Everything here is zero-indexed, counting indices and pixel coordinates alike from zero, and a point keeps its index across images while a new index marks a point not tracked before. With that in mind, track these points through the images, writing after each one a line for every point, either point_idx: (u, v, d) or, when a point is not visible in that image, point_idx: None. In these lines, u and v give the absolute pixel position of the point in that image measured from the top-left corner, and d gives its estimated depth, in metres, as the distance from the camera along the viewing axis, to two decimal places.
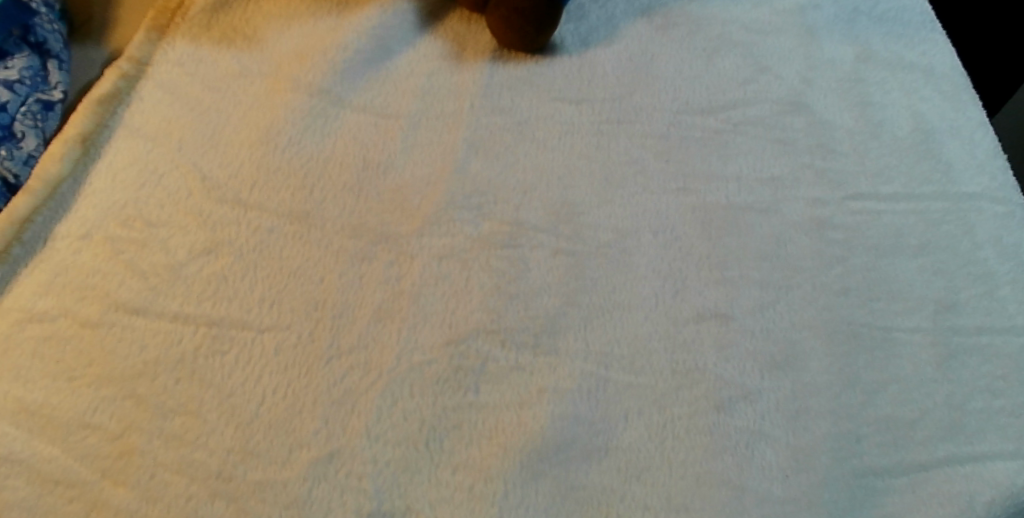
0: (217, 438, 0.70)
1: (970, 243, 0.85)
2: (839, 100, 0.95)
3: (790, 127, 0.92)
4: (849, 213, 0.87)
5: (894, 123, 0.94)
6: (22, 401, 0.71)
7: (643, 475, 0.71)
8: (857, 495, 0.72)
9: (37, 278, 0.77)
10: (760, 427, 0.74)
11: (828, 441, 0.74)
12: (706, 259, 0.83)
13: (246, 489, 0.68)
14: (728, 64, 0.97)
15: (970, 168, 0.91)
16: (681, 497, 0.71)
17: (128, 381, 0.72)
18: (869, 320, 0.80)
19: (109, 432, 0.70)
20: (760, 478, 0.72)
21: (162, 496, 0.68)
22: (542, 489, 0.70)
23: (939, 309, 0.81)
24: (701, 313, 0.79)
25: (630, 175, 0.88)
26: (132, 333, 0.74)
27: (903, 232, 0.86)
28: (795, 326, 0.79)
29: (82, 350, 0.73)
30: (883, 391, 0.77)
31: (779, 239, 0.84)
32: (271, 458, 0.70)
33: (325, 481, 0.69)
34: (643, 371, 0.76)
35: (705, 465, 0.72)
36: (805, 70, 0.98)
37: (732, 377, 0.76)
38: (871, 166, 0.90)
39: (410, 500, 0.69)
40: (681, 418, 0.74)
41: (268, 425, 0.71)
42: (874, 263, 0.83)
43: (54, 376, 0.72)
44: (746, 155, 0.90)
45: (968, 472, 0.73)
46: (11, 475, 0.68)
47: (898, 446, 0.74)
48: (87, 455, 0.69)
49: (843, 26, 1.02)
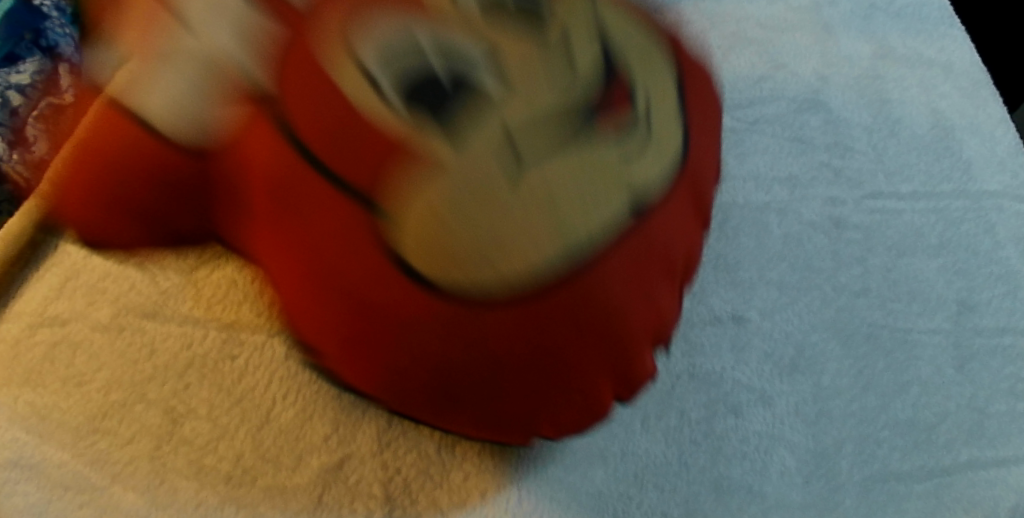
0: (226, 444, 0.70)
1: (992, 242, 0.84)
2: (856, 97, 0.93)
3: (806, 126, 0.91)
4: (866, 212, 0.85)
5: (913, 120, 0.92)
6: (33, 406, 0.71)
7: (660, 481, 0.70)
8: (879, 501, 0.71)
9: (48, 282, 0.76)
10: (778, 431, 0.73)
11: (851, 444, 0.73)
12: (721, 260, 0.81)
13: (257, 495, 0.68)
14: (743, 61, 0.95)
15: (992, 165, 0.89)
16: (700, 504, 0.70)
17: (138, 386, 0.72)
18: (889, 322, 0.79)
19: (119, 438, 0.70)
20: (780, 484, 0.71)
21: (170, 503, 0.68)
22: (556, 495, 0.69)
23: (961, 309, 0.80)
24: (718, 316, 0.78)
25: None
26: (143, 337, 0.74)
27: (923, 231, 0.84)
28: (813, 329, 0.78)
29: (94, 353, 0.73)
30: (903, 393, 0.75)
31: (797, 239, 0.83)
32: (281, 464, 0.69)
33: (335, 487, 0.69)
34: (659, 375, 0.75)
35: (723, 470, 0.71)
36: (822, 68, 0.96)
37: (750, 380, 0.75)
38: (890, 164, 0.88)
39: (422, 506, 0.68)
40: (698, 422, 0.73)
41: (279, 431, 0.70)
42: (893, 263, 0.82)
43: (65, 380, 0.72)
44: (762, 154, 0.88)
45: (992, 477, 0.72)
46: (22, 481, 0.68)
47: (920, 451, 0.73)
48: (98, 460, 0.69)
49: (860, 22, 1.00)
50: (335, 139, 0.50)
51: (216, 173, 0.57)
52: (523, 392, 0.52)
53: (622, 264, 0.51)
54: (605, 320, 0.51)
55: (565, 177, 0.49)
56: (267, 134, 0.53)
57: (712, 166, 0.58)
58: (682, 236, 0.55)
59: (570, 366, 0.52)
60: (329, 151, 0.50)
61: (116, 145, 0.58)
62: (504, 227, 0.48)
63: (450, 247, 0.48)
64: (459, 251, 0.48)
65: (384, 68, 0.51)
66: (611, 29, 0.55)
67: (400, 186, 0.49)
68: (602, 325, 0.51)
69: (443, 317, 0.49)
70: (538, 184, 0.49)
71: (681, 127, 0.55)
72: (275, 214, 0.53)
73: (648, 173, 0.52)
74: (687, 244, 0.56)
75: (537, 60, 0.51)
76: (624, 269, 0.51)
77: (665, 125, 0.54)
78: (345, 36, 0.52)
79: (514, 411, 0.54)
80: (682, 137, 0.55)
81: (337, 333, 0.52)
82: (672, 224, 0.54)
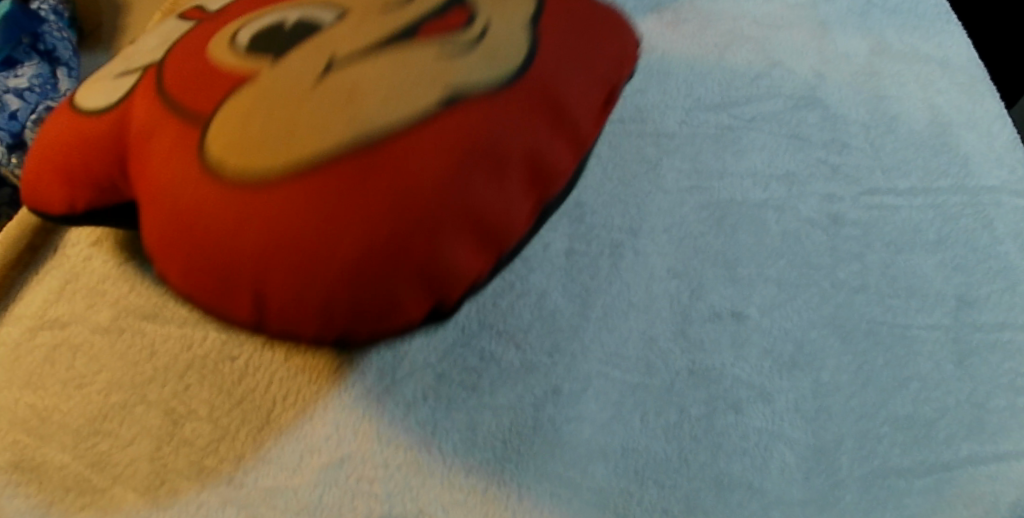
0: (227, 446, 0.70)
1: (990, 237, 0.84)
2: (854, 93, 0.93)
3: (804, 123, 0.90)
4: (864, 209, 0.85)
5: (911, 116, 0.92)
6: (33, 408, 0.72)
7: (659, 478, 0.71)
8: (878, 497, 0.72)
9: (48, 285, 0.77)
10: (777, 427, 0.73)
11: (850, 441, 0.73)
12: (720, 257, 0.81)
13: (258, 496, 0.69)
14: (740, 59, 0.95)
15: (989, 160, 0.89)
16: (700, 500, 0.71)
17: (139, 388, 0.72)
18: (888, 318, 0.79)
19: (120, 439, 0.70)
20: (779, 480, 0.72)
21: (172, 504, 0.69)
22: (557, 491, 0.70)
23: (960, 305, 0.80)
24: (717, 313, 0.78)
25: (641, 174, 0.86)
26: (143, 339, 0.74)
27: (921, 227, 0.84)
28: (812, 325, 0.78)
29: (94, 355, 0.73)
30: (903, 389, 0.75)
31: (795, 235, 0.83)
32: (282, 464, 0.70)
33: (336, 486, 0.69)
34: (658, 372, 0.75)
35: (723, 466, 0.72)
36: (819, 65, 0.95)
37: (749, 377, 0.75)
38: (888, 160, 0.88)
39: (422, 503, 0.69)
40: (699, 419, 0.73)
41: (280, 432, 0.71)
42: (891, 259, 0.82)
43: (64, 382, 0.72)
44: (760, 151, 0.88)
45: (993, 472, 0.73)
46: (24, 483, 0.70)
47: (919, 446, 0.73)
48: (99, 462, 0.70)
49: (857, 19, 1.00)
50: (205, 89, 0.68)
51: (124, 126, 0.71)
52: (388, 289, 0.63)
53: (437, 133, 0.64)
54: (476, 138, 0.65)
55: (383, 89, 0.65)
56: (151, 94, 0.70)
57: (591, 100, 0.73)
58: (525, 127, 0.68)
59: (423, 256, 0.64)
60: (189, 96, 0.69)
61: (60, 133, 0.74)
62: (343, 117, 0.64)
63: (314, 147, 0.64)
64: (304, 150, 0.63)
65: (245, 36, 0.71)
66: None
67: (252, 103, 0.66)
68: (447, 189, 0.64)
69: (320, 214, 0.63)
70: (361, 94, 0.65)
71: (526, 13, 0.73)
72: (182, 175, 0.66)
73: (475, 73, 0.68)
74: (560, 165, 0.70)
75: (371, 17, 0.70)
76: (457, 142, 0.64)
77: (498, 20, 0.72)
78: (239, 25, 0.72)
79: (399, 280, 0.64)
80: (530, 20, 0.73)
81: (243, 273, 0.64)
82: (502, 111, 0.67)
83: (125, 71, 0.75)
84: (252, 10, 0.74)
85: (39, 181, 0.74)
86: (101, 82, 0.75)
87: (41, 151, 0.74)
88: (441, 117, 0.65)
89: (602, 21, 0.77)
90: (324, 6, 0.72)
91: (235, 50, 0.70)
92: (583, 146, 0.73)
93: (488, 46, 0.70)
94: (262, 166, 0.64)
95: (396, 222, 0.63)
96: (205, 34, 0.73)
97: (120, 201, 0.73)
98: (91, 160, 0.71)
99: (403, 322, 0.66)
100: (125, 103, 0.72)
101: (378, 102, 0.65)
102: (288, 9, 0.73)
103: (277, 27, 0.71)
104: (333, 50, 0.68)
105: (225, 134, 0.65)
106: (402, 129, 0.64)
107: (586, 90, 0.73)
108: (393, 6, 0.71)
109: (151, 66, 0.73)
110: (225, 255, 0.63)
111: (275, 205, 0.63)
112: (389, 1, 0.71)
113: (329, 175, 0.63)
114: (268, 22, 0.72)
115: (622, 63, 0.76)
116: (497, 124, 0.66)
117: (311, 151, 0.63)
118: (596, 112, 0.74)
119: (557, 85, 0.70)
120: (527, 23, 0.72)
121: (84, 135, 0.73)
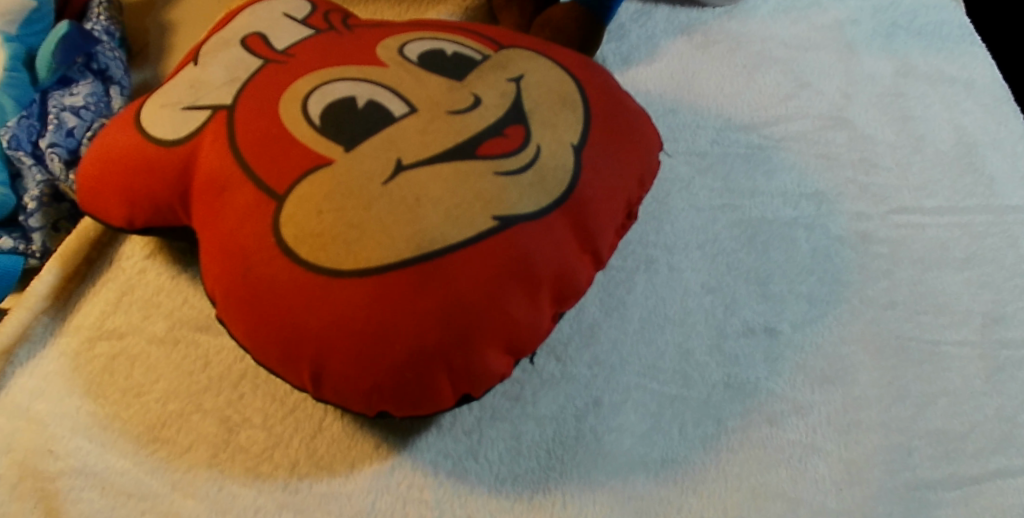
0: (281, 452, 0.73)
1: (1016, 255, 0.85)
2: (881, 114, 0.94)
3: (833, 143, 0.92)
4: (892, 227, 0.86)
5: (936, 137, 0.93)
6: (95, 416, 0.75)
7: (699, 487, 0.74)
8: (911, 508, 0.73)
9: (104, 297, 0.80)
10: (812, 440, 0.76)
11: (881, 454, 0.75)
12: (752, 274, 0.83)
13: (313, 501, 0.72)
14: (769, 80, 0.96)
15: (1015, 181, 0.90)
16: (737, 510, 0.73)
17: (194, 397, 0.75)
18: (916, 334, 0.81)
19: (179, 446, 0.73)
20: (814, 491, 0.74)
21: (231, 508, 0.71)
22: (599, 500, 0.73)
23: (986, 322, 0.81)
24: (751, 328, 0.80)
25: (675, 192, 0.88)
26: (197, 350, 0.77)
27: (948, 245, 0.85)
28: (844, 341, 0.80)
29: (152, 365, 0.77)
30: (932, 404, 0.77)
31: (825, 253, 0.85)
32: (336, 471, 0.73)
33: (388, 493, 0.72)
34: (694, 385, 0.78)
35: (759, 478, 0.74)
36: (846, 86, 0.96)
37: (784, 391, 0.78)
38: (915, 180, 0.89)
39: (471, 510, 0.72)
40: (735, 431, 0.76)
41: (333, 439, 0.74)
42: (920, 277, 0.84)
43: (124, 390, 0.76)
44: (789, 171, 0.90)
45: (1021, 484, 0.74)
46: (85, 488, 0.72)
47: (950, 459, 0.75)
48: (158, 469, 0.73)
49: (882, 40, 0.99)
50: (273, 161, 0.68)
51: (189, 164, 0.72)
52: (448, 331, 0.64)
53: (481, 265, 0.65)
54: (519, 266, 0.66)
55: (447, 200, 0.65)
56: (218, 145, 0.71)
57: (648, 155, 0.75)
58: (561, 249, 0.68)
59: (482, 303, 0.64)
60: (258, 161, 0.69)
61: (123, 152, 0.74)
62: (404, 233, 0.64)
63: (372, 260, 0.64)
64: (369, 263, 0.64)
65: (317, 108, 0.70)
66: (520, 93, 0.72)
67: (318, 202, 0.66)
68: (486, 305, 0.65)
69: (375, 322, 0.63)
70: (425, 207, 0.65)
71: (577, 133, 0.71)
72: (258, 206, 0.67)
73: (523, 200, 0.67)
74: (613, 217, 0.71)
75: (439, 126, 0.69)
76: (503, 274, 0.65)
77: (550, 140, 0.70)
78: (313, 85, 0.71)
79: (432, 387, 0.65)
80: (579, 140, 0.71)
81: (303, 356, 0.65)
82: (542, 239, 0.67)
83: (191, 104, 0.74)
84: (325, 67, 0.73)
85: (99, 194, 0.75)
86: (161, 110, 0.75)
87: (99, 162, 0.75)
88: (486, 241, 0.65)
89: (639, 124, 0.75)
90: (400, 80, 0.72)
91: (310, 126, 0.69)
92: (620, 226, 0.73)
93: (539, 173, 0.68)
94: (324, 276, 0.64)
95: (444, 340, 0.64)
96: (275, 80, 0.72)
97: (175, 222, 0.75)
98: (152, 187, 0.73)
99: (433, 412, 0.68)
100: (194, 139, 0.72)
101: (440, 217, 0.65)
102: (360, 83, 0.71)
103: (351, 103, 0.70)
104: (400, 155, 0.67)
105: (294, 224, 0.66)
106: (454, 252, 0.64)
107: (614, 200, 0.71)
108: (459, 111, 0.70)
109: (221, 107, 0.72)
110: (299, 281, 0.64)
111: (337, 308, 0.64)
112: (452, 82, 0.72)
113: (383, 295, 0.63)
114: (344, 94, 0.71)
115: (645, 180, 0.75)
116: (531, 238, 0.66)
117: (371, 263, 0.64)
118: (617, 226, 0.72)
119: (596, 207, 0.70)
120: (576, 142, 0.71)
121: (150, 160, 0.73)
